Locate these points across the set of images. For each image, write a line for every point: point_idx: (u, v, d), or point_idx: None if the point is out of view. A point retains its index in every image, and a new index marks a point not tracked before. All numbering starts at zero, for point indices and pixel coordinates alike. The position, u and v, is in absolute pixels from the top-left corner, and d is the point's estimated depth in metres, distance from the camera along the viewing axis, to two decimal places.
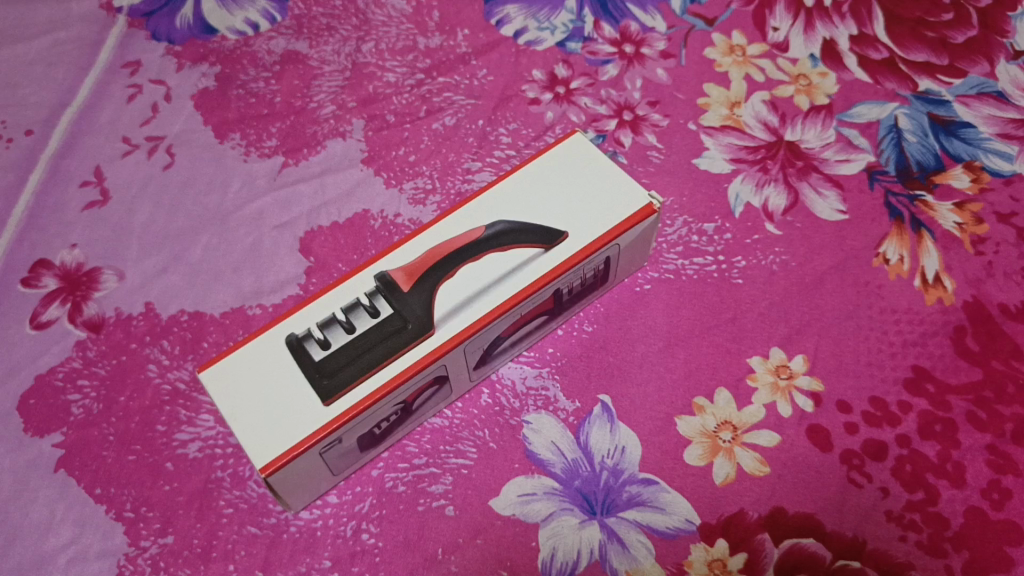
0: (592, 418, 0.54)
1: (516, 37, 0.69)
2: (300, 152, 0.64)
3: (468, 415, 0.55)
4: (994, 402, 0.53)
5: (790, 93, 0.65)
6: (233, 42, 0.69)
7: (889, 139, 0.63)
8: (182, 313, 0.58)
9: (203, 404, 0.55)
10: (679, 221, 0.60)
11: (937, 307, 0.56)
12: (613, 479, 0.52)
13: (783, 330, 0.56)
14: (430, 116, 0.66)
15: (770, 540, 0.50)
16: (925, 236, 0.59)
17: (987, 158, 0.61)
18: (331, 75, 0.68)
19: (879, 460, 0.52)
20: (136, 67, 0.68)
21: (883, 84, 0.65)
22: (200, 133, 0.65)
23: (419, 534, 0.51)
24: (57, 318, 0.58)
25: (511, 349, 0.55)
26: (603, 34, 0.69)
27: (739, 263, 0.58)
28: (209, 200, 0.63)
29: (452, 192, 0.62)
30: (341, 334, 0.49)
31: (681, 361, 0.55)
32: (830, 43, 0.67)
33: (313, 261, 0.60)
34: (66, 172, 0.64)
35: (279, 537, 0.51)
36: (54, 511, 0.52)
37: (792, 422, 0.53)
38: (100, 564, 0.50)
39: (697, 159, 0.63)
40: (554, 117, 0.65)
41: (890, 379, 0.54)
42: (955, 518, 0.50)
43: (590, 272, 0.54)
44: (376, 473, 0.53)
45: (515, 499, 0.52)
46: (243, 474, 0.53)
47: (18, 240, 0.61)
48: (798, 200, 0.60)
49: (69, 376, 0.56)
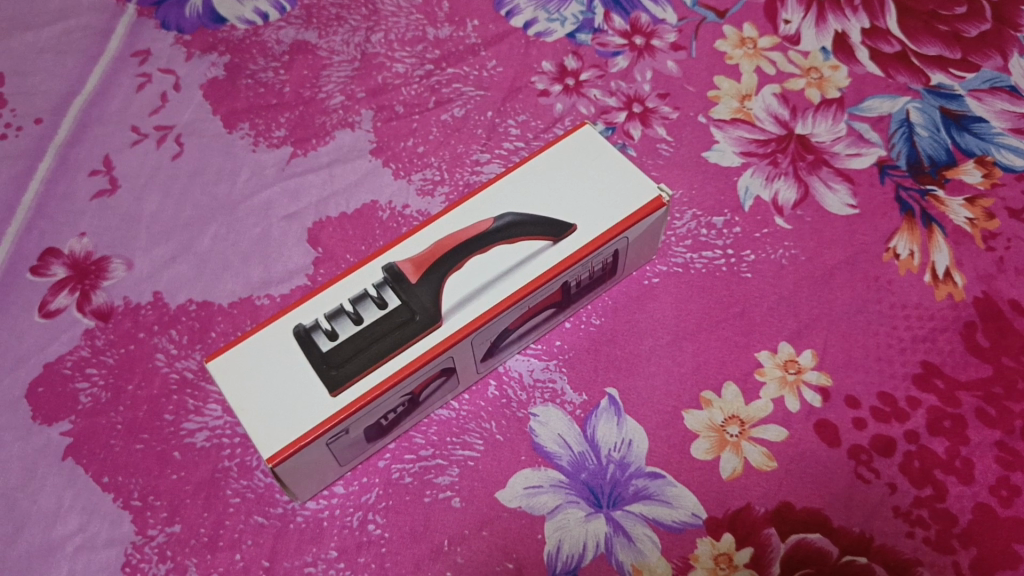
0: (599, 411, 0.54)
1: (526, 28, 0.68)
2: (309, 142, 0.64)
3: (475, 407, 0.55)
4: (1004, 398, 0.53)
5: (801, 86, 0.65)
6: (243, 31, 0.69)
7: (901, 133, 0.62)
8: (191, 303, 0.58)
9: (211, 394, 0.55)
10: (688, 215, 0.60)
11: (947, 303, 0.56)
12: (619, 472, 0.52)
13: (792, 325, 0.56)
14: (439, 107, 0.65)
15: (776, 534, 0.50)
16: (936, 230, 0.58)
17: (1000, 153, 0.61)
18: (340, 66, 0.67)
19: (887, 456, 0.52)
20: (146, 56, 0.68)
21: (894, 78, 0.65)
22: (210, 123, 0.65)
23: (425, 525, 0.51)
24: (66, 307, 0.58)
25: (519, 342, 0.55)
26: (614, 25, 0.68)
27: (748, 257, 0.58)
28: (218, 190, 0.63)
29: (461, 183, 0.62)
30: (349, 325, 0.49)
31: (689, 354, 0.55)
32: (841, 36, 0.67)
33: (320, 251, 0.60)
34: (74, 161, 0.64)
35: (286, 527, 0.51)
36: (62, 499, 0.52)
37: (800, 416, 0.53)
38: (108, 552, 0.51)
39: (707, 152, 0.62)
40: (564, 109, 0.65)
41: (898, 374, 0.54)
42: (963, 515, 0.50)
43: (598, 265, 0.54)
44: (382, 464, 0.53)
45: (521, 492, 0.52)
46: (250, 464, 0.53)
47: (27, 229, 0.61)
48: (808, 194, 0.60)
49: (78, 365, 0.56)
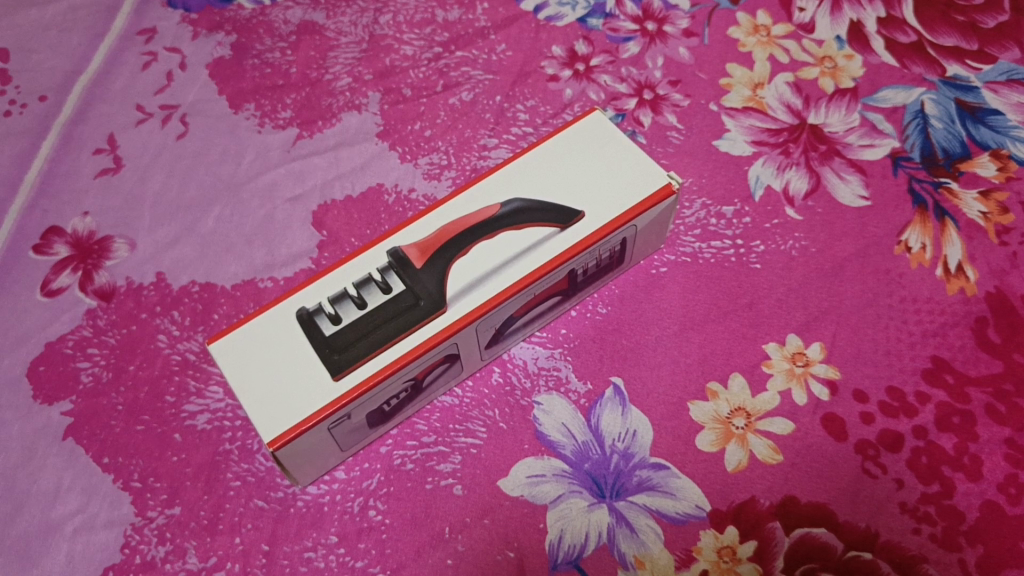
0: (604, 400, 0.53)
1: (536, 12, 0.67)
2: (314, 124, 0.63)
3: (479, 394, 0.54)
4: (1014, 395, 0.52)
5: (815, 75, 0.64)
6: (250, 11, 0.68)
7: (915, 124, 0.61)
8: (193, 285, 0.58)
9: (213, 376, 0.55)
10: (697, 204, 0.59)
11: (959, 298, 0.55)
12: (623, 462, 0.51)
13: (801, 316, 0.55)
14: (447, 91, 0.65)
15: (781, 528, 0.49)
16: (948, 224, 0.57)
17: (1016, 146, 0.60)
18: (348, 47, 0.67)
19: (894, 452, 0.51)
20: (152, 33, 0.67)
21: (909, 68, 0.64)
22: (215, 102, 0.65)
23: (426, 512, 0.51)
24: (68, 286, 0.58)
25: (523, 329, 0.54)
26: (625, 11, 0.67)
27: (758, 248, 0.57)
28: (223, 170, 0.62)
29: (468, 168, 0.61)
30: (353, 309, 0.48)
31: (696, 345, 0.55)
32: (856, 25, 0.66)
33: (325, 235, 0.59)
34: (78, 139, 0.63)
35: (286, 512, 0.51)
36: (62, 479, 0.52)
37: (807, 410, 0.52)
38: (107, 533, 0.50)
39: (718, 141, 0.62)
40: (573, 94, 0.64)
41: (908, 369, 0.53)
42: (970, 512, 0.49)
43: (606, 253, 0.53)
44: (384, 450, 0.53)
45: (524, 480, 0.51)
46: (251, 448, 0.53)
47: (30, 207, 0.61)
48: (820, 185, 0.59)
49: (79, 345, 0.56)
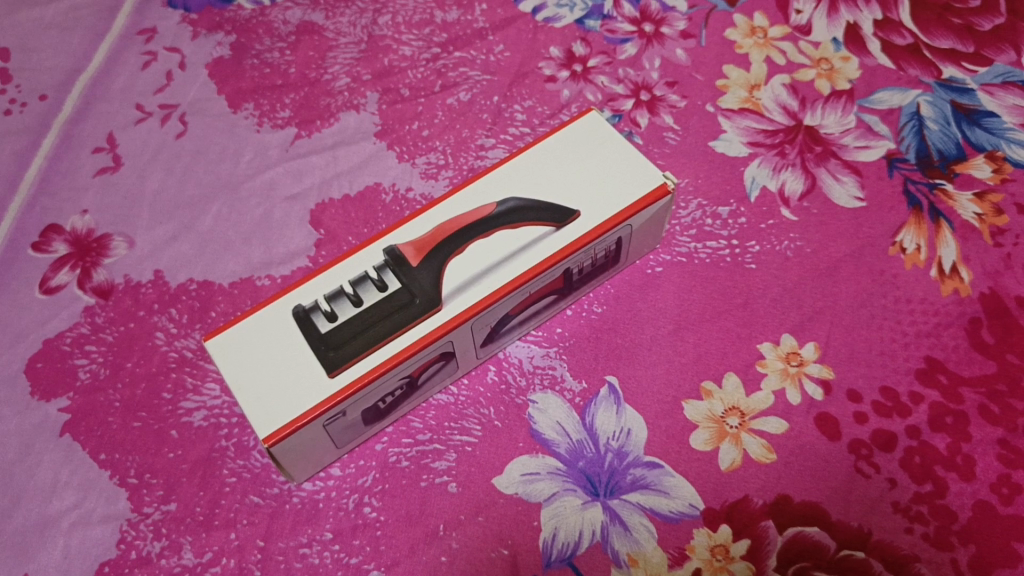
0: (598, 399, 0.53)
1: (534, 13, 0.68)
2: (313, 123, 0.64)
3: (474, 392, 0.54)
4: (1008, 395, 0.52)
5: (811, 76, 0.64)
6: (250, 11, 0.69)
7: (911, 126, 0.61)
8: (191, 283, 0.58)
9: (209, 373, 0.55)
10: (693, 204, 0.59)
11: (953, 299, 0.55)
12: (617, 461, 0.52)
13: (796, 316, 0.55)
14: (445, 91, 0.65)
15: (774, 527, 0.50)
16: (943, 225, 0.58)
17: (1011, 148, 0.60)
18: (347, 47, 0.67)
19: (887, 451, 0.51)
20: (152, 33, 0.68)
21: (905, 70, 0.64)
22: (214, 102, 0.65)
23: (421, 509, 0.51)
24: (67, 283, 0.58)
25: (519, 328, 0.54)
26: (623, 12, 0.68)
27: (753, 248, 0.58)
28: (221, 169, 0.62)
29: (465, 167, 0.62)
30: (348, 306, 0.48)
31: (691, 344, 0.55)
32: (853, 27, 0.66)
33: (322, 233, 0.60)
34: (78, 138, 0.64)
35: (281, 508, 0.51)
36: (58, 474, 0.52)
37: (801, 409, 0.52)
38: (103, 529, 0.51)
39: (714, 142, 0.62)
40: (570, 95, 0.64)
41: (902, 369, 0.53)
42: (963, 512, 0.49)
43: (601, 252, 0.53)
44: (379, 447, 0.53)
45: (518, 478, 0.51)
46: (247, 444, 0.53)
47: (29, 205, 0.61)
48: (815, 185, 0.59)
49: (77, 341, 0.56)
